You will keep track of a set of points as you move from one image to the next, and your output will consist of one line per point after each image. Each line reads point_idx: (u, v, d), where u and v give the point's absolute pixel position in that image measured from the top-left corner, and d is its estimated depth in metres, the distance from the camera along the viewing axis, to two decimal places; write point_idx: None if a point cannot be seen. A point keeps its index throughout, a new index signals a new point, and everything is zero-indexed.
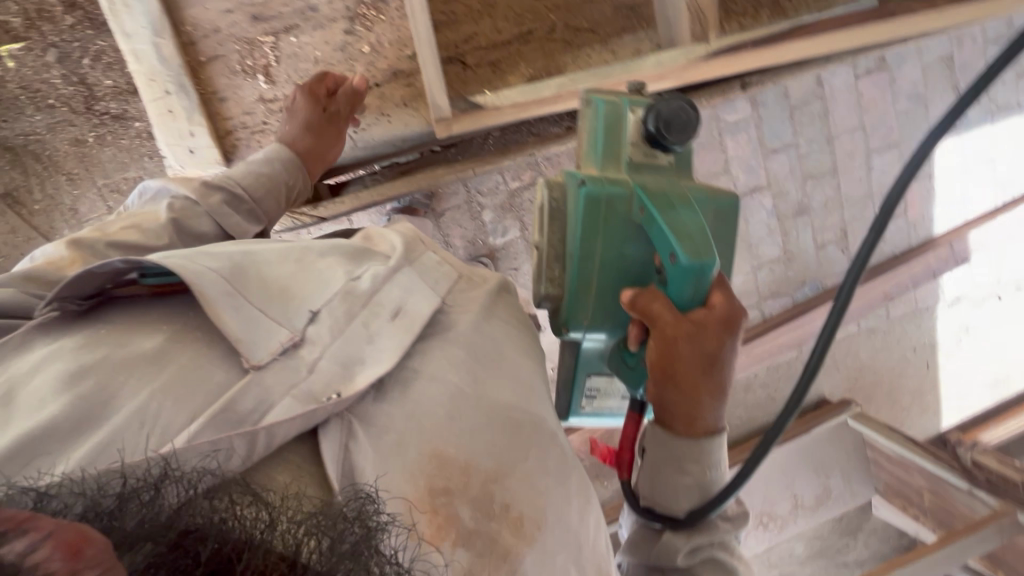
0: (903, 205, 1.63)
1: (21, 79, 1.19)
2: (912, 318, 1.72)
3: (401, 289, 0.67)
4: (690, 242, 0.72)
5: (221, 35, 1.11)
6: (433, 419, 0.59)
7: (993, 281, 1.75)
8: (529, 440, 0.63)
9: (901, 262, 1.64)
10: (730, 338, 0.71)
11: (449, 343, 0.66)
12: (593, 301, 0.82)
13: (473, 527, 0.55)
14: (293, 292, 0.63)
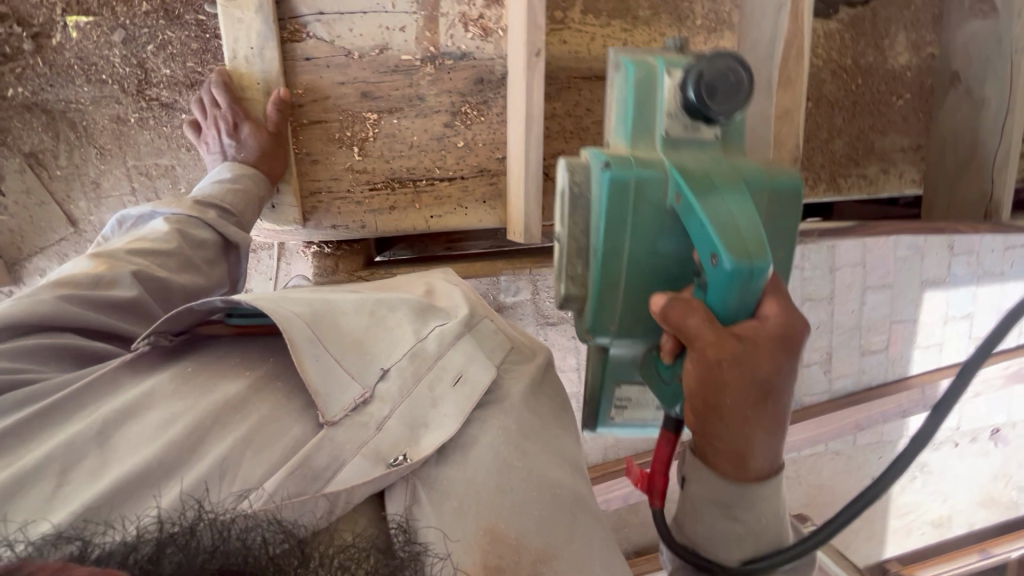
0: (886, 341, 1.74)
1: (81, 51, 1.18)
2: (875, 449, 1.81)
3: (463, 355, 0.69)
4: (738, 244, 0.66)
5: (329, 103, 1.07)
6: (487, 490, 0.60)
7: (954, 428, 1.85)
8: (576, 524, 0.64)
9: (875, 395, 1.73)
10: (782, 358, 0.64)
11: (502, 412, 0.68)
12: (621, 300, 0.79)
13: None
14: (365, 346, 0.67)
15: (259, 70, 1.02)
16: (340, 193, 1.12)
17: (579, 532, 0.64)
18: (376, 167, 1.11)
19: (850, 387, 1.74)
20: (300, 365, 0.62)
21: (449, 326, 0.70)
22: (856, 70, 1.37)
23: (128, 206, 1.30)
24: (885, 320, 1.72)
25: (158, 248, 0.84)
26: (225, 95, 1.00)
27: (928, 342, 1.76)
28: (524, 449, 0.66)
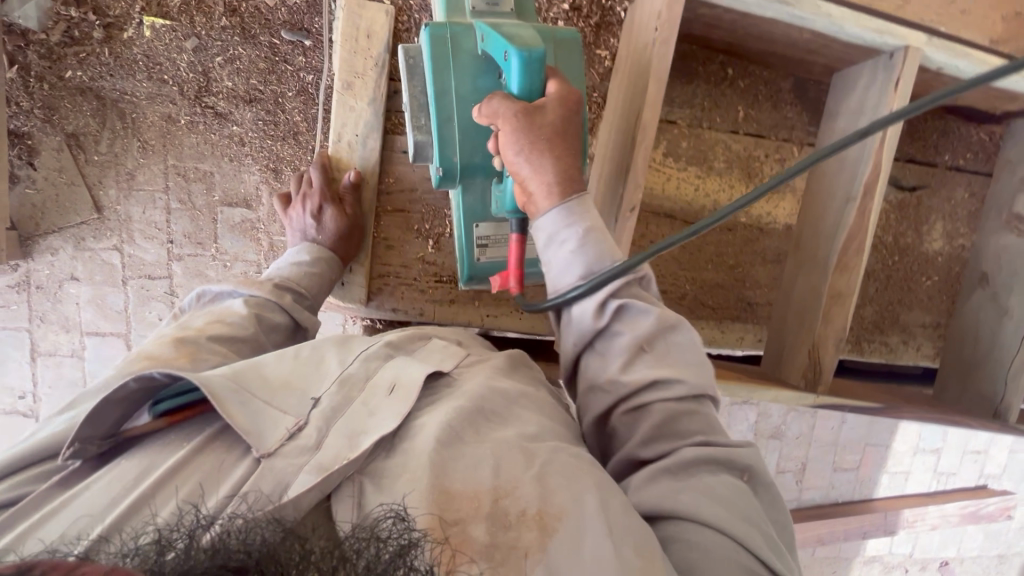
0: (858, 461, 1.79)
1: (149, 49, 1.19)
2: (831, 563, 1.85)
3: (394, 368, 0.68)
4: (517, 37, 0.76)
5: (415, 194, 1.10)
6: (426, 454, 0.55)
7: (906, 554, 1.91)
8: (546, 463, 0.57)
9: (839, 512, 1.78)
10: (564, 105, 0.75)
11: (451, 395, 0.65)
12: (460, 138, 0.86)
13: (490, 541, 0.51)
14: (294, 385, 0.63)
15: (360, 162, 1.06)
16: (406, 279, 1.11)
17: (553, 467, 0.57)
18: (446, 261, 1.12)
19: (817, 499, 1.80)
20: (224, 412, 0.56)
21: (367, 353, 0.69)
22: (902, 249, 1.34)
23: (157, 203, 1.30)
24: (859, 441, 1.78)
25: (235, 334, 0.80)
26: (320, 176, 1.03)
27: (896, 467, 1.82)
28: (482, 424, 0.62)
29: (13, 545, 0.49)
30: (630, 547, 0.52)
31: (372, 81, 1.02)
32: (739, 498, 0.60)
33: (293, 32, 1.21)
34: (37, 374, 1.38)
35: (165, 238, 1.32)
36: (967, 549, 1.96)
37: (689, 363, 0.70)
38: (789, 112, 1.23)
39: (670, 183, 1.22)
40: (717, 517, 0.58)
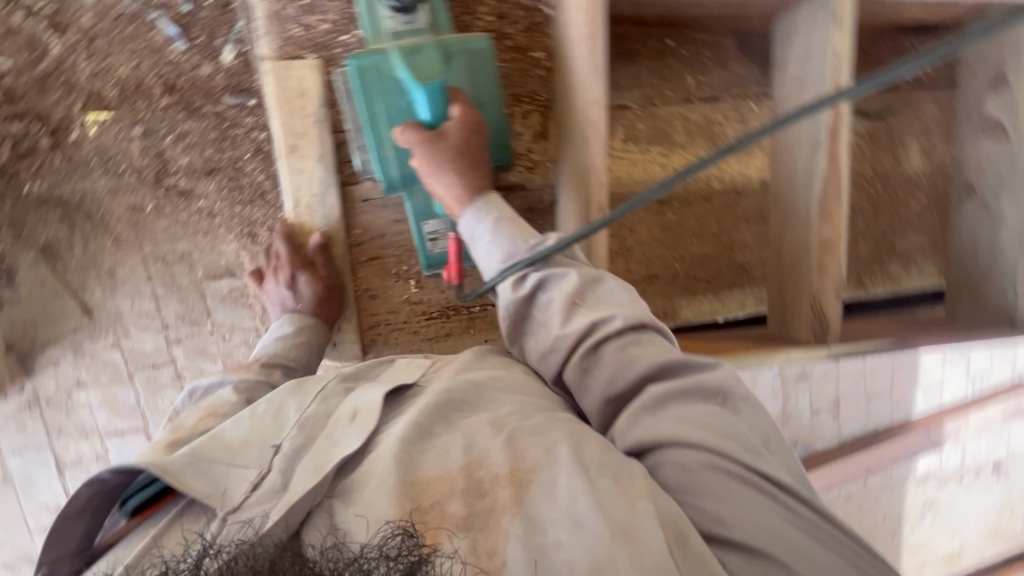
0: (889, 384, 1.77)
1: (100, 145, 1.19)
2: (884, 489, 1.84)
3: (353, 399, 0.75)
4: (420, 69, 0.86)
5: (385, 239, 1.12)
6: (401, 455, 0.65)
7: (958, 464, 1.90)
8: (518, 433, 0.68)
9: (881, 439, 1.77)
10: (465, 129, 0.90)
11: (420, 400, 0.74)
12: (394, 156, 0.95)
13: (465, 513, 0.61)
14: (253, 440, 0.70)
15: (321, 221, 1.08)
16: (398, 324, 1.15)
17: (521, 436, 0.68)
18: (432, 296, 1.15)
19: (856, 431, 1.79)
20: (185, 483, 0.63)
21: (323, 394, 0.75)
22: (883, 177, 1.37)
23: (144, 292, 1.29)
24: (887, 365, 1.75)
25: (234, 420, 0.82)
26: (286, 246, 1.07)
27: (929, 383, 1.80)
28: (456, 416, 0.72)
29: None
30: (609, 480, 0.64)
31: (315, 139, 1.03)
32: (713, 418, 0.73)
33: (235, 95, 1.20)
34: (68, 487, 1.38)
35: (160, 324, 1.32)
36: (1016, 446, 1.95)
37: (618, 302, 0.85)
38: (739, 70, 1.23)
39: (638, 168, 1.21)
40: (696, 437, 0.70)
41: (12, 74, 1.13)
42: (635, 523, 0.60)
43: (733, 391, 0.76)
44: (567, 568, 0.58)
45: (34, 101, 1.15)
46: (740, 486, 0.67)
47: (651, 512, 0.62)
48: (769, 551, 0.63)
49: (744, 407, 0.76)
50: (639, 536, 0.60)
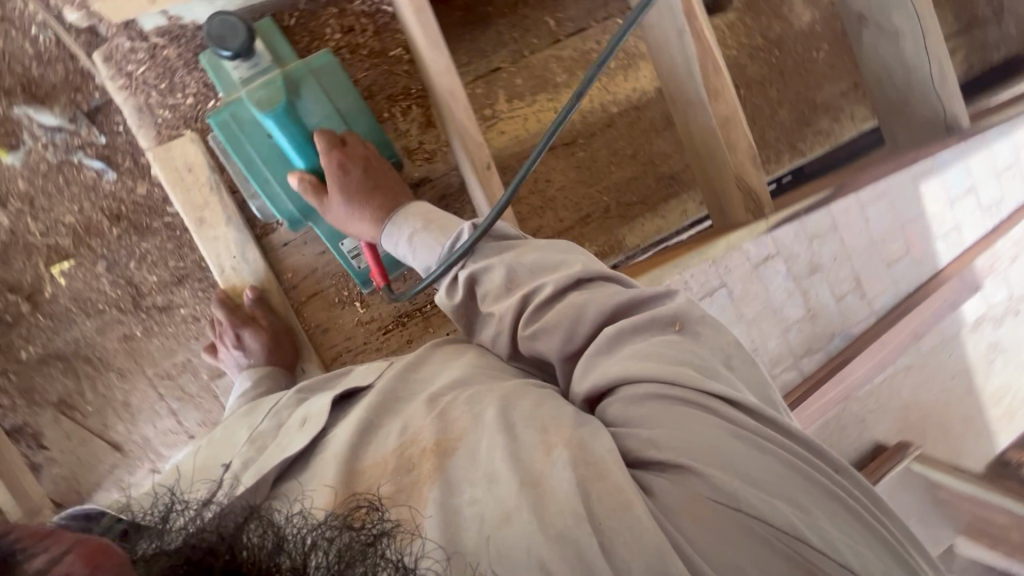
0: (905, 246, 1.72)
1: (74, 292, 1.25)
2: (942, 349, 1.77)
3: (301, 410, 0.94)
4: (264, 103, 1.00)
5: (318, 273, 1.22)
6: (351, 448, 0.79)
7: (1007, 299, 1.83)
8: (450, 406, 0.80)
9: (918, 301, 1.70)
10: (341, 172, 1.03)
11: (365, 400, 0.88)
12: (281, 187, 1.08)
13: (394, 488, 0.73)
14: (211, 461, 0.91)
15: (249, 275, 1.18)
16: (359, 347, 1.24)
17: (451, 409, 0.80)
18: (380, 311, 1.24)
19: (891, 302, 1.72)
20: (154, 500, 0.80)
21: (270, 418, 0.95)
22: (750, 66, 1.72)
23: (162, 412, 1.33)
24: (895, 227, 1.71)
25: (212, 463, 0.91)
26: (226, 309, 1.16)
27: (944, 230, 1.74)
28: (395, 403, 0.86)
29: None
30: (534, 428, 0.74)
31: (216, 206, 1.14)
32: (662, 348, 0.79)
33: None
34: None
35: (187, 437, 1.34)
36: None
37: (549, 269, 0.90)
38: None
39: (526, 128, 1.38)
40: (639, 370, 0.76)
41: None
42: (546, 467, 0.70)
43: (691, 316, 0.84)
44: (479, 519, 0.67)
45: (2, 275, 1.21)
46: (674, 407, 0.73)
47: (566, 463, 0.70)
48: (699, 468, 0.67)
49: (703, 328, 0.83)
50: (548, 484, 0.68)
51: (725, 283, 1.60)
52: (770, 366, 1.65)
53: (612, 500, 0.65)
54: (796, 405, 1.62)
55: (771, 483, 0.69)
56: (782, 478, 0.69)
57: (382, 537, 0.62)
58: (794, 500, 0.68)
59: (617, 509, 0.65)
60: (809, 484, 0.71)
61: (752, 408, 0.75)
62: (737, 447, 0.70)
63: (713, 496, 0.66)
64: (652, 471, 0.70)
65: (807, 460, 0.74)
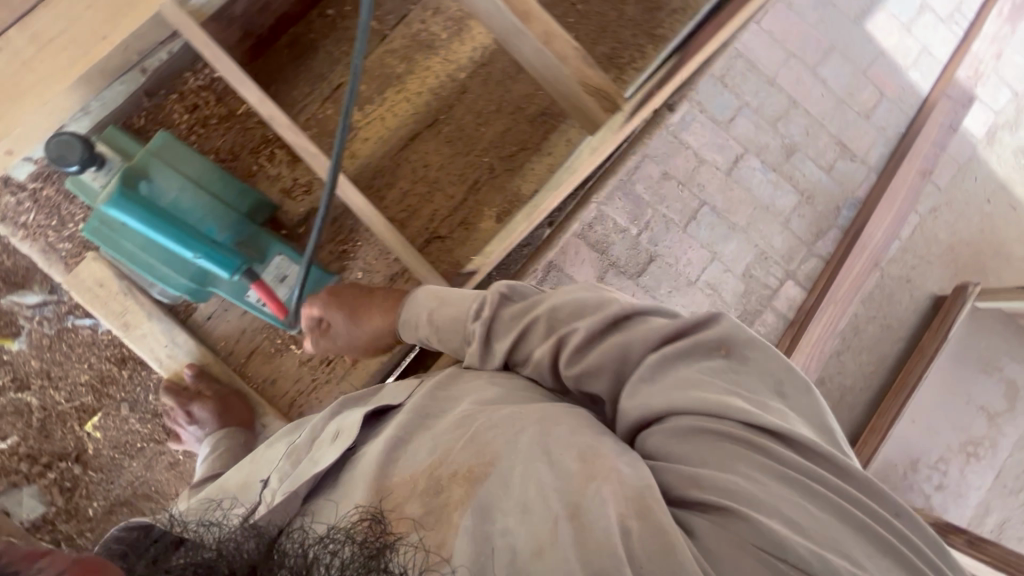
0: (876, 89, 1.62)
1: (113, 440, 1.33)
2: (963, 175, 1.64)
3: (338, 420, 0.86)
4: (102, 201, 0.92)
5: (247, 330, 1.16)
6: (375, 475, 0.69)
7: (1013, 97, 1.68)
8: (483, 426, 0.69)
9: (913, 138, 1.59)
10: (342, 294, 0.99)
11: (394, 419, 0.78)
12: (167, 271, 1.00)
13: (420, 513, 0.64)
14: (251, 480, 0.86)
15: (185, 356, 1.11)
16: (309, 386, 1.17)
17: (488, 423, 0.69)
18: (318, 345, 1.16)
19: (887, 150, 1.61)
20: (186, 513, 0.77)
21: (309, 431, 0.88)
22: None
23: None
24: (857, 76, 1.61)
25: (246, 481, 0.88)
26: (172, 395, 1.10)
27: (913, 57, 1.63)
28: (430, 417, 0.76)
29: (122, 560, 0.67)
30: (571, 455, 0.63)
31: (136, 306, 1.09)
32: (705, 377, 0.65)
33: None
34: None
35: None
36: None
37: (585, 306, 0.76)
38: None
39: (390, 120, 1.15)
40: (667, 402, 0.64)
41: (21, 442, 1.30)
42: (585, 495, 0.59)
43: (742, 337, 0.67)
44: (511, 549, 0.58)
45: (49, 449, 1.31)
46: (707, 447, 0.61)
47: (604, 495, 0.59)
48: (745, 512, 0.55)
49: (753, 352, 0.66)
50: (587, 517, 0.58)
51: (705, 201, 1.55)
52: (786, 263, 1.57)
53: (649, 539, 0.55)
54: (825, 289, 1.54)
55: (826, 532, 0.55)
56: (838, 527, 0.55)
57: (385, 550, 0.57)
58: (860, 560, 0.54)
59: (656, 554, 0.54)
60: (881, 549, 0.56)
61: (808, 447, 0.60)
62: (787, 496, 0.56)
63: (757, 542, 0.53)
64: (692, 509, 0.58)
65: (875, 511, 0.58)
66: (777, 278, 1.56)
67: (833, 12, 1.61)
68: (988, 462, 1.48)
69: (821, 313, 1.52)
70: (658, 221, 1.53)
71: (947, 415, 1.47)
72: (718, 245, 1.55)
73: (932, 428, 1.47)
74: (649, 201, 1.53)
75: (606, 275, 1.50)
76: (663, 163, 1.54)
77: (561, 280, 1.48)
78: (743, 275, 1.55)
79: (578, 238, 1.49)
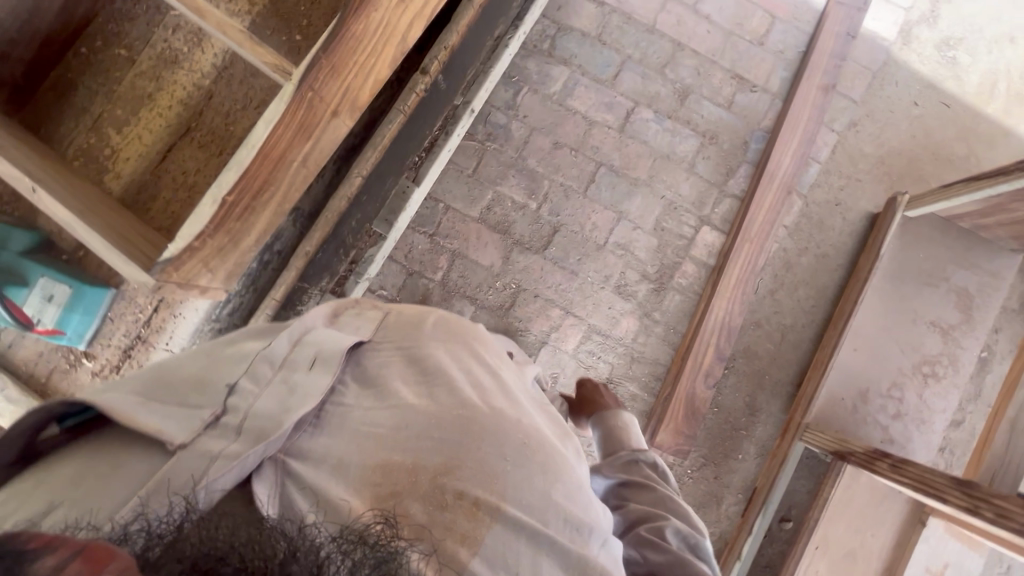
0: (766, 13, 1.54)
1: None
2: (878, 83, 1.53)
3: (319, 342, 0.66)
4: None
5: (47, 352, 0.89)
6: (374, 447, 0.59)
7: None
8: (496, 448, 0.60)
9: (811, 53, 1.49)
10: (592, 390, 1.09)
11: (392, 378, 0.67)
12: None
13: (426, 520, 0.55)
14: (207, 378, 0.59)
15: None
16: None
17: (501, 446, 0.61)
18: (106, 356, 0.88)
19: (789, 73, 1.53)
20: (130, 413, 0.54)
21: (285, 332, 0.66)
22: None
23: None
24: (743, 4, 1.54)
25: (196, 373, 0.60)
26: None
27: None
28: (433, 390, 0.65)
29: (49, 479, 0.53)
30: (563, 516, 0.59)
31: None
32: None
33: None
34: None
35: None
36: None
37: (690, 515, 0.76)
38: None
39: (146, 133, 0.76)
40: None
41: None
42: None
43: None
44: None
45: None
46: None
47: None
48: None
49: None
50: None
51: (601, 162, 1.52)
52: (698, 209, 1.51)
53: None
54: (739, 229, 1.46)
55: None
56: None
57: (399, 557, 0.47)
58: None
59: None
60: None
61: None
62: None
63: None
64: None
65: None
66: (691, 226, 1.50)
67: None
68: (950, 383, 1.36)
69: (738, 253, 1.44)
70: (557, 191, 1.51)
71: (895, 339, 1.36)
72: (622, 204, 1.51)
73: (880, 354, 1.36)
74: (543, 173, 1.52)
75: (511, 254, 1.49)
76: (552, 134, 1.52)
77: (467, 265, 1.49)
78: (655, 230, 1.50)
79: (478, 223, 1.50)
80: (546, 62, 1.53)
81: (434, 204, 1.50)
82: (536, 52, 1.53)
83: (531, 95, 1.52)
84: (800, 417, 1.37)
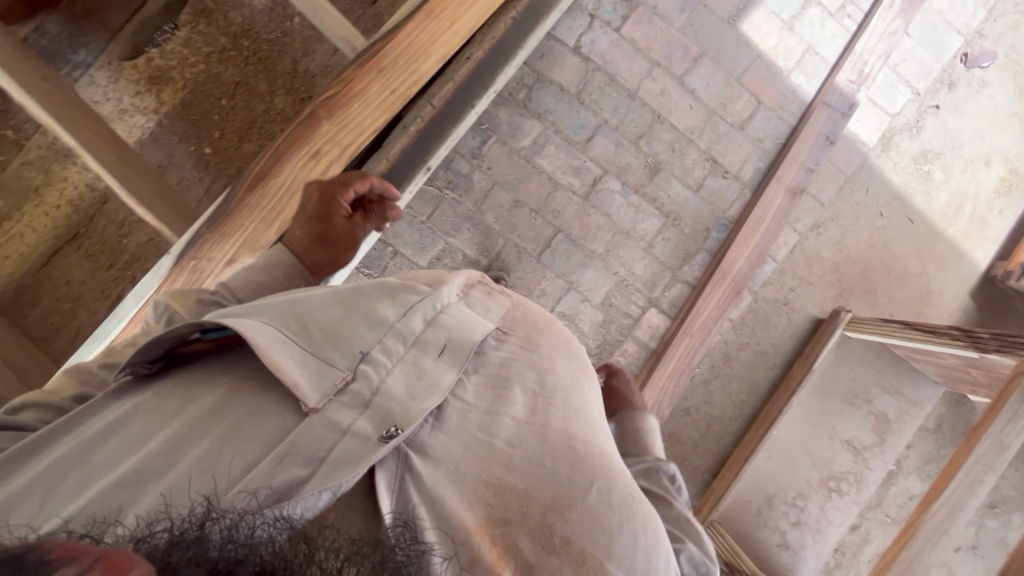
0: (751, 98, 1.48)
1: None
2: (848, 189, 1.51)
3: (449, 328, 0.62)
4: None
5: None
6: (499, 459, 0.54)
7: (913, 96, 1.50)
8: (606, 500, 0.54)
9: (787, 150, 1.46)
10: None
11: (511, 381, 0.62)
12: None
13: (534, 561, 0.49)
14: (342, 334, 0.56)
15: None
16: None
17: (610, 494, 0.55)
18: None
19: (763, 164, 1.49)
20: (272, 353, 0.51)
21: (421, 303, 0.62)
22: None
23: None
24: (730, 85, 1.48)
25: (334, 323, 0.56)
26: None
27: (796, 58, 1.48)
28: (549, 411, 0.60)
29: (173, 405, 0.49)
30: None
31: None
32: None
33: None
34: None
35: None
36: (969, 18, 1.50)
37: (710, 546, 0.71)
38: None
39: (30, 232, 0.90)
40: None
41: None
42: None
43: None
44: None
45: None
46: None
47: None
48: None
49: None
50: None
51: (560, 228, 1.47)
52: (648, 290, 1.49)
53: None
54: (680, 321, 1.46)
55: None
56: None
57: None
58: None
59: None
60: None
61: None
62: None
63: None
64: None
65: None
66: (639, 306, 1.49)
67: (704, 13, 1.46)
68: (852, 498, 1.41)
69: (677, 344, 1.45)
70: (511, 251, 1.47)
71: (808, 450, 1.41)
72: (574, 274, 1.48)
73: (791, 464, 1.41)
74: (499, 231, 1.46)
75: None
76: (514, 190, 1.47)
77: None
78: (602, 304, 1.49)
79: None
80: (520, 113, 1.45)
81: (383, 247, 1.43)
82: (510, 101, 1.44)
83: (498, 147, 1.45)
84: (706, 512, 1.43)
